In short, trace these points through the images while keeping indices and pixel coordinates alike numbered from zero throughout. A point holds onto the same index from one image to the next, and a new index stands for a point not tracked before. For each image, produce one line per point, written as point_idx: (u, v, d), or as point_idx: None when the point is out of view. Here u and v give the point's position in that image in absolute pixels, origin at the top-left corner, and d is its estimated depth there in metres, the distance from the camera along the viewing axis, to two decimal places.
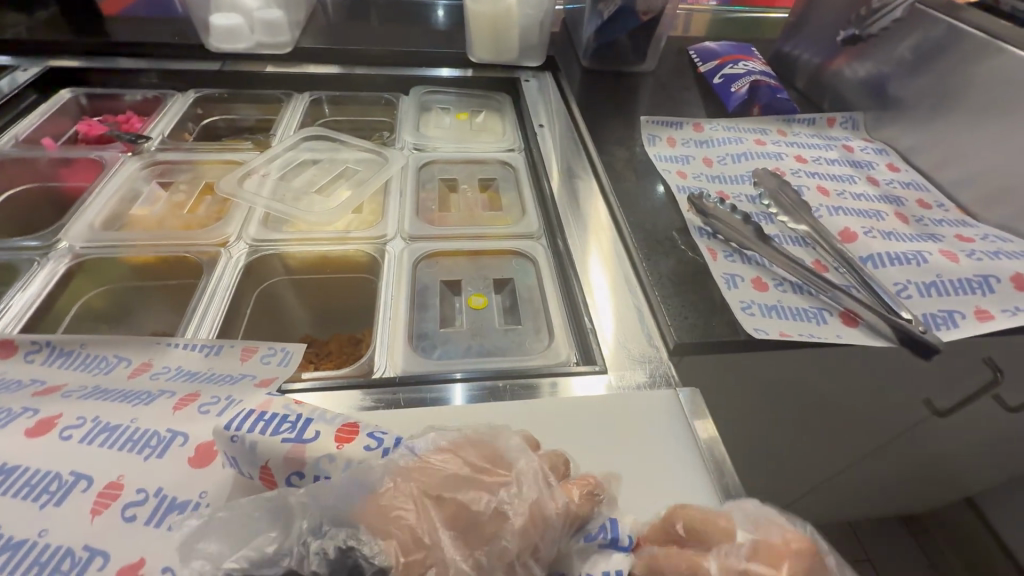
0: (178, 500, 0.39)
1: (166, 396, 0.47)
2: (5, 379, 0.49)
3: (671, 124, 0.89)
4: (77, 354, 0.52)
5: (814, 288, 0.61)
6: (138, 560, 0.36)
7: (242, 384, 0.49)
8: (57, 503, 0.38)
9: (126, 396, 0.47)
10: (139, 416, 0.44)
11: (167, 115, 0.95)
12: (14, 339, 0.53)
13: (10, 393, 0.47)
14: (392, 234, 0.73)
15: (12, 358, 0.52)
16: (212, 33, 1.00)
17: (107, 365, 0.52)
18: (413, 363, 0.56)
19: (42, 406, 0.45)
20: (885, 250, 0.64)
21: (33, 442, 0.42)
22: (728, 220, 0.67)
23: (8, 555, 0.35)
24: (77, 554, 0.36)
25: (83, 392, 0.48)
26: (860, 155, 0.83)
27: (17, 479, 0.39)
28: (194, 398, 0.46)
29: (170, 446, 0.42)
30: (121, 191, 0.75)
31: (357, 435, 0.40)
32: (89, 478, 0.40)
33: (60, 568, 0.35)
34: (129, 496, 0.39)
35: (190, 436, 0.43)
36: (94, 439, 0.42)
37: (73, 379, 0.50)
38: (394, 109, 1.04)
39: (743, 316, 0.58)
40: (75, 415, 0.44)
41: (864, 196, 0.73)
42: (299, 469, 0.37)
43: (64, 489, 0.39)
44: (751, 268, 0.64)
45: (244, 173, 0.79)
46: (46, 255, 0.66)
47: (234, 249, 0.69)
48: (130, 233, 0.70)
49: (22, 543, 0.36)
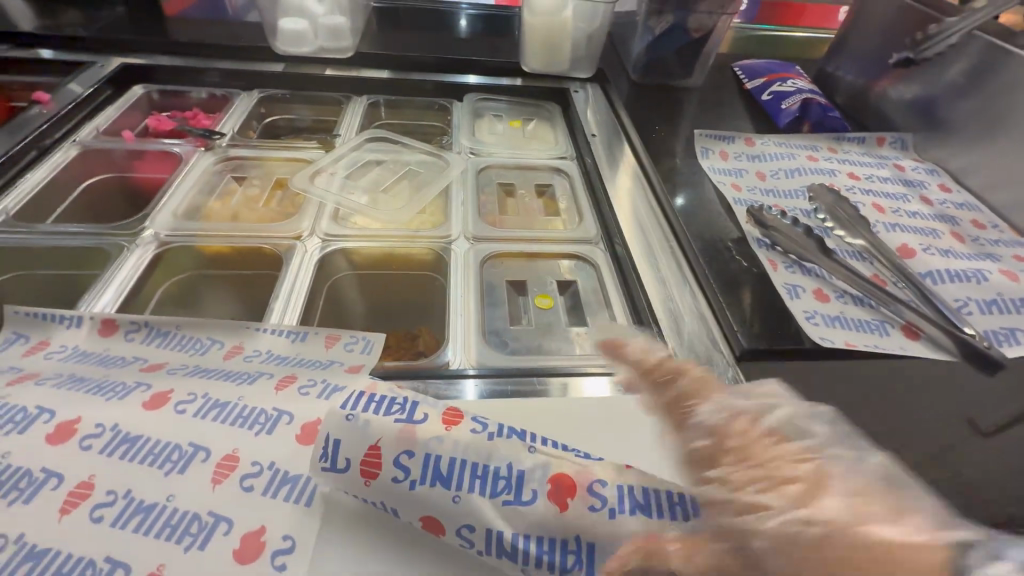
0: (290, 474, 0.42)
1: (265, 377, 0.49)
2: (111, 356, 0.52)
3: (722, 137, 0.91)
4: (174, 335, 0.54)
5: (875, 300, 0.63)
6: (259, 528, 0.38)
7: (335, 368, 0.51)
8: (180, 471, 0.41)
9: (228, 375, 0.50)
10: (245, 394, 0.47)
11: (233, 113, 0.99)
12: (116, 318, 0.55)
13: (119, 368, 0.50)
14: (457, 234, 0.76)
15: (114, 336, 0.54)
16: (281, 37, 1.06)
17: (202, 346, 0.54)
18: (488, 357, 0.58)
19: (154, 382, 0.48)
20: (944, 267, 0.66)
21: (151, 414, 0.45)
22: (788, 233, 0.69)
23: (142, 515, 0.38)
24: (203, 518, 0.38)
25: (186, 370, 0.50)
26: (912, 175, 0.84)
27: (142, 447, 0.42)
28: (293, 380, 0.49)
29: (279, 423, 0.45)
30: (199, 184, 0.79)
31: (461, 419, 0.44)
32: (207, 450, 0.42)
33: (189, 530, 0.38)
34: (245, 468, 0.42)
35: (296, 415, 0.46)
36: (207, 414, 0.45)
37: (173, 358, 0.52)
38: (448, 114, 1.07)
39: (807, 325, 0.60)
40: (186, 391, 0.47)
41: (919, 215, 0.75)
42: (410, 447, 0.41)
43: (185, 459, 0.42)
44: (812, 279, 0.66)
45: (313, 171, 0.83)
46: (133, 242, 0.69)
47: (308, 242, 0.72)
48: (209, 223, 0.73)
49: (153, 507, 0.39)
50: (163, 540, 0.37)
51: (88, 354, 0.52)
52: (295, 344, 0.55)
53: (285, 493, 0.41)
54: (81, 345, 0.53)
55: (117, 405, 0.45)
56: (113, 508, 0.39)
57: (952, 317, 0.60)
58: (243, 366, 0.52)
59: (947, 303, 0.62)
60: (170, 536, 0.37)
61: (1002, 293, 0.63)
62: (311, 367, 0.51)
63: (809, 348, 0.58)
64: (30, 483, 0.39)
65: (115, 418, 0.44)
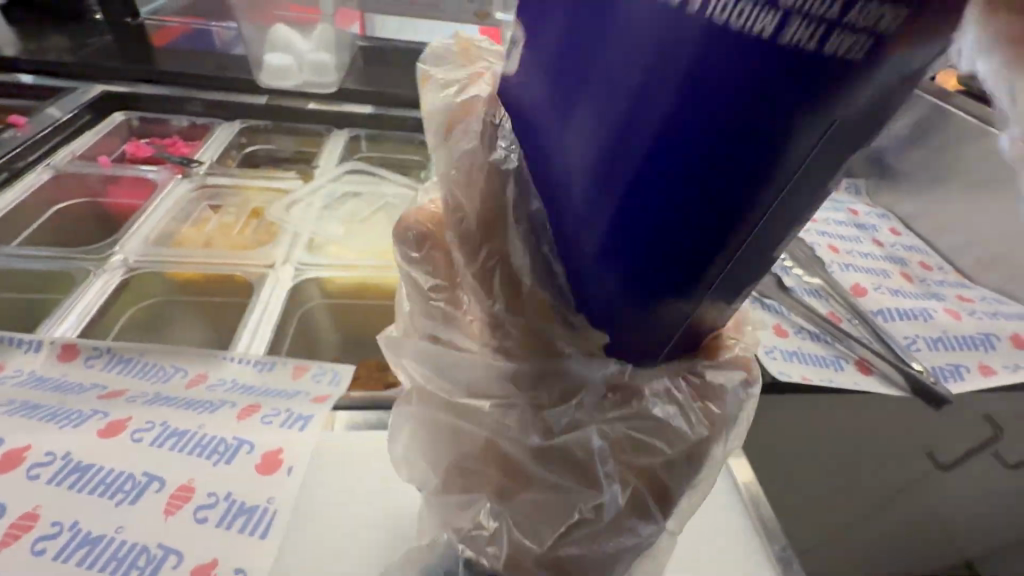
0: (246, 505, 0.41)
1: (229, 406, 0.49)
2: (67, 382, 0.51)
3: None
4: (136, 362, 0.54)
5: (831, 336, 0.66)
6: (211, 561, 0.37)
7: (300, 397, 0.51)
8: (132, 502, 0.40)
9: (190, 404, 0.49)
10: (205, 423, 0.46)
11: (214, 142, 1.00)
12: (77, 342, 0.54)
13: (75, 395, 0.49)
14: None
15: (73, 361, 0.53)
16: (265, 70, 1.09)
17: (165, 374, 0.53)
18: None
19: (111, 409, 0.47)
20: (894, 306, 0.70)
21: (104, 442, 0.43)
22: None
23: (86, 549, 0.37)
24: (152, 551, 0.37)
25: (146, 397, 0.49)
26: (865, 219, 0.90)
27: (92, 477, 0.41)
28: (255, 409, 0.48)
29: (239, 452, 0.44)
30: (173, 211, 0.79)
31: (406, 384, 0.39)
32: (161, 480, 0.42)
33: (136, 564, 0.37)
34: (200, 499, 0.41)
35: (256, 444, 0.45)
36: (165, 442, 0.44)
37: (133, 385, 0.51)
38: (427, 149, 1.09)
39: (767, 359, 0.62)
40: (144, 419, 0.46)
41: (871, 255, 0.80)
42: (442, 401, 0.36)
43: (138, 489, 0.41)
44: (771, 315, 0.68)
45: (290, 201, 0.84)
46: (101, 267, 0.68)
47: (281, 271, 0.72)
48: (180, 250, 0.73)
49: (100, 539, 0.38)
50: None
51: (44, 380, 0.51)
52: (260, 374, 0.54)
53: (238, 525, 0.40)
54: (38, 370, 0.52)
55: (70, 433, 0.44)
56: (56, 540, 0.37)
57: (900, 354, 0.63)
58: (205, 395, 0.51)
59: (895, 339, 0.65)
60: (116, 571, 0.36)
61: (947, 331, 0.67)
62: (274, 396, 0.51)
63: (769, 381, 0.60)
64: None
65: (66, 446, 0.43)
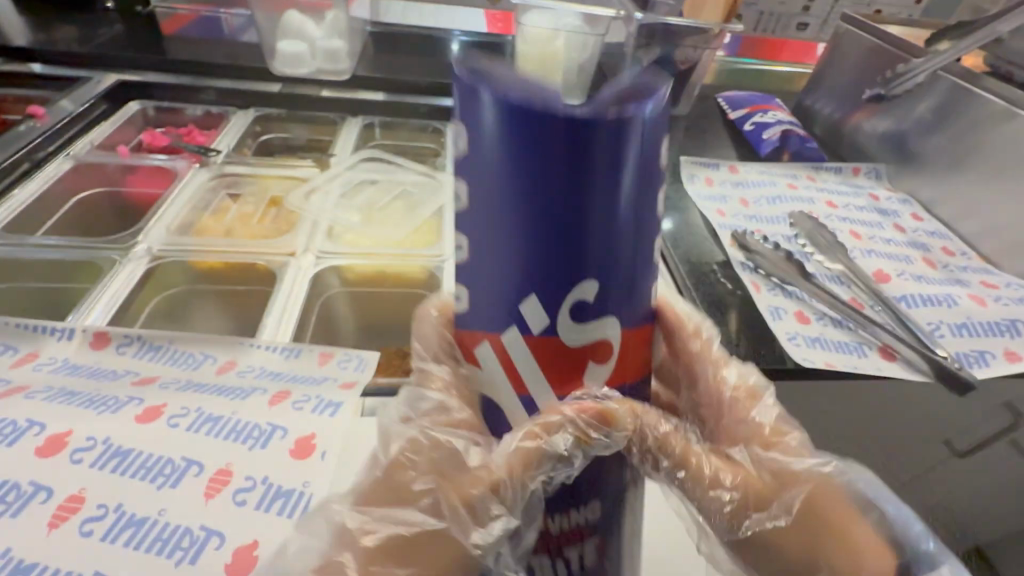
0: (283, 488, 0.42)
1: (260, 392, 0.50)
2: (102, 369, 0.52)
3: (708, 163, 0.95)
4: (167, 349, 0.55)
5: (854, 323, 0.65)
6: (252, 542, 0.38)
7: (329, 385, 0.51)
8: (172, 485, 0.41)
9: (223, 390, 0.50)
10: (239, 408, 0.47)
11: (229, 131, 1.00)
12: (108, 330, 0.55)
13: (110, 382, 0.50)
14: (449, 254, 0.77)
15: (105, 349, 0.54)
16: (279, 58, 1.08)
17: (195, 361, 0.54)
18: None
19: (146, 395, 0.48)
20: (917, 291, 0.70)
21: (142, 428, 0.44)
22: (770, 257, 0.72)
23: (132, 530, 0.38)
24: (195, 532, 0.38)
25: (179, 384, 0.50)
26: (886, 204, 0.89)
27: (133, 461, 0.42)
28: (286, 395, 0.49)
29: (273, 437, 0.45)
30: (193, 200, 0.80)
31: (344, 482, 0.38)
32: (200, 464, 0.42)
33: (180, 545, 0.38)
34: (238, 482, 0.42)
35: (290, 430, 0.46)
36: (200, 428, 0.45)
37: (165, 371, 0.52)
38: (441, 136, 1.09)
39: (790, 346, 0.62)
40: (179, 404, 0.47)
41: (893, 241, 0.79)
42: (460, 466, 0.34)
43: (177, 473, 0.42)
44: (793, 301, 0.68)
45: (308, 189, 0.84)
46: (126, 256, 0.69)
47: (302, 260, 0.73)
48: (203, 239, 0.73)
49: (144, 521, 0.39)
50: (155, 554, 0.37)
51: (77, 368, 0.52)
52: (289, 362, 0.55)
53: (277, 507, 0.40)
54: (71, 358, 0.53)
55: (110, 418, 0.45)
56: (103, 521, 0.39)
57: (924, 340, 0.62)
58: (237, 382, 0.52)
59: (916, 324, 0.65)
60: (163, 551, 0.37)
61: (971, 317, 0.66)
62: (305, 384, 0.51)
63: (792, 368, 0.60)
64: (18, 497, 0.39)
65: (106, 432, 0.44)
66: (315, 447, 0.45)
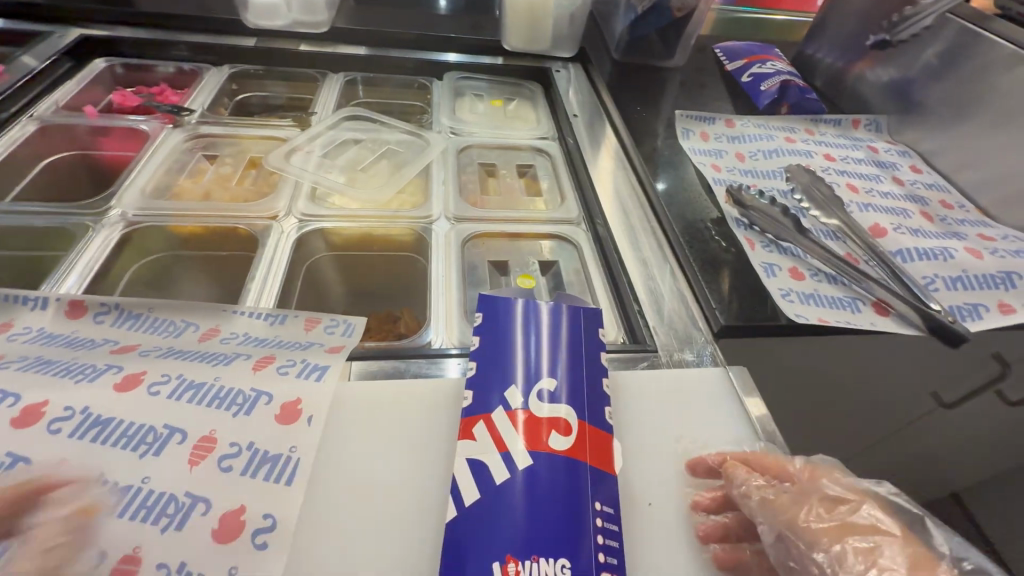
0: (270, 453, 0.41)
1: (243, 358, 0.48)
2: (79, 339, 0.50)
3: (705, 117, 0.91)
4: (146, 318, 0.53)
5: (848, 279, 0.65)
6: (239, 507, 0.38)
7: (314, 350, 0.50)
8: (156, 453, 0.40)
9: (204, 357, 0.49)
10: (222, 375, 0.46)
11: (203, 89, 0.95)
12: (83, 300, 0.54)
13: (88, 351, 0.49)
14: (437, 215, 0.75)
15: (82, 319, 0.52)
16: (252, 9, 1.02)
17: (175, 329, 0.52)
18: (467, 334, 0.59)
19: (126, 364, 0.46)
20: (913, 245, 0.68)
21: (123, 396, 0.43)
22: (765, 213, 0.70)
23: (116, 498, 0.38)
24: (180, 499, 0.38)
25: (159, 352, 0.49)
26: (885, 156, 0.86)
27: (114, 430, 0.41)
28: (270, 361, 0.48)
29: (258, 403, 0.44)
30: (168, 162, 0.76)
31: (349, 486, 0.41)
32: (183, 431, 0.42)
33: (166, 511, 0.37)
34: (223, 448, 0.41)
35: (275, 397, 0.45)
36: (182, 395, 0.44)
37: (145, 340, 0.51)
38: (427, 93, 1.04)
39: (783, 302, 0.61)
40: (160, 372, 0.46)
41: (891, 195, 0.77)
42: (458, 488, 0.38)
43: (160, 441, 0.41)
44: (787, 258, 0.67)
45: (289, 149, 0.81)
46: (99, 222, 0.66)
47: (285, 223, 0.70)
48: (180, 203, 0.70)
49: (128, 489, 0.38)
50: (141, 521, 0.36)
51: (52, 337, 0.50)
52: (274, 328, 0.53)
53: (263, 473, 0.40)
54: (45, 327, 0.51)
55: (88, 387, 0.44)
56: (85, 490, 0.38)
57: (916, 294, 0.62)
58: (219, 348, 0.50)
59: (910, 278, 0.64)
60: (149, 517, 0.37)
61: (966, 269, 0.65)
62: (290, 350, 0.50)
63: (785, 324, 0.60)
64: None
65: (84, 401, 0.43)
66: (301, 412, 0.44)
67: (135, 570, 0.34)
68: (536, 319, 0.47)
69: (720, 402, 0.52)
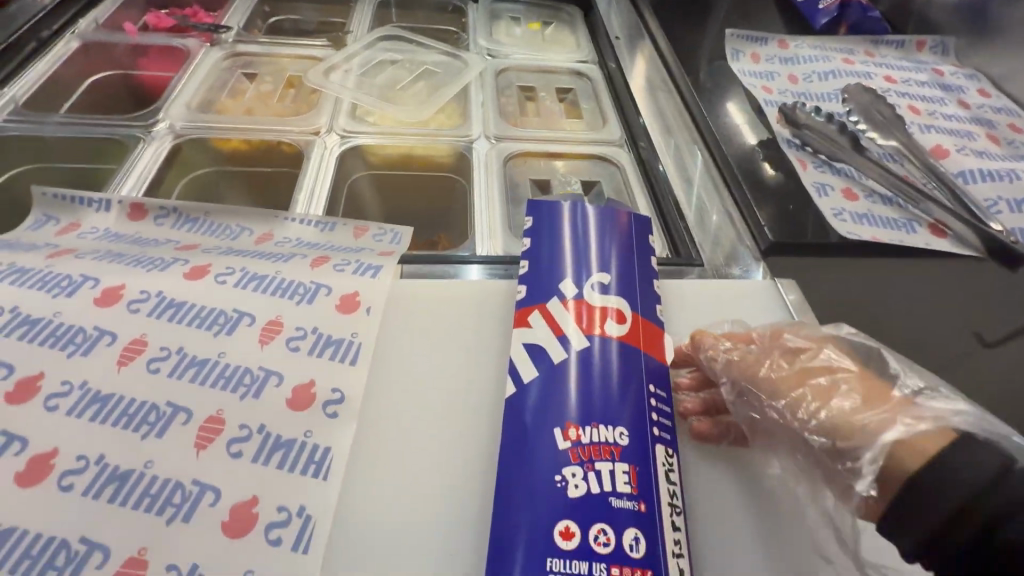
0: (334, 337, 0.44)
1: (300, 257, 0.50)
2: (144, 238, 0.52)
3: (756, 38, 0.86)
4: (203, 221, 0.55)
5: (905, 199, 0.62)
6: (309, 381, 0.41)
7: (365, 253, 0.52)
8: (229, 333, 0.43)
9: (261, 254, 0.50)
10: (282, 269, 0.48)
11: (237, 9, 0.93)
12: (143, 202, 0.55)
13: (153, 247, 0.51)
14: (477, 135, 0.74)
15: (144, 220, 0.54)
16: None
17: (233, 233, 0.54)
18: (512, 246, 0.59)
19: (191, 257, 0.49)
20: (977, 167, 0.65)
21: (193, 283, 0.46)
22: (820, 132, 0.67)
23: (196, 369, 0.41)
24: (255, 372, 0.41)
25: (220, 250, 0.51)
26: (951, 79, 0.81)
27: (188, 312, 0.44)
28: (326, 260, 0.50)
29: (319, 294, 0.46)
30: (209, 79, 0.76)
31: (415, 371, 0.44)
32: (252, 316, 0.44)
33: (243, 381, 0.40)
34: (289, 331, 0.44)
35: (331, 292, 0.46)
36: (248, 285, 0.46)
37: (205, 240, 0.53)
38: (462, 16, 1.00)
39: (835, 222, 0.60)
40: (224, 265, 0.48)
41: (955, 117, 0.72)
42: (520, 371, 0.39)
43: (232, 323, 0.44)
44: (840, 178, 0.65)
45: (327, 68, 0.79)
46: (149, 134, 0.67)
47: (327, 139, 0.71)
48: (225, 118, 0.71)
49: (207, 362, 0.41)
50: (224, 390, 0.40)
51: (122, 235, 0.52)
52: (324, 232, 0.55)
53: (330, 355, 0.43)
54: (110, 227, 0.53)
55: (159, 276, 0.46)
56: (168, 361, 0.41)
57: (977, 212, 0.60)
58: (276, 249, 0.52)
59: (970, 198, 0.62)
60: (228, 387, 0.40)
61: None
62: (342, 252, 0.51)
63: (836, 242, 0.58)
64: (86, 339, 0.41)
65: (158, 287, 0.45)
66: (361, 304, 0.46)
67: (218, 429, 0.38)
68: (584, 218, 0.48)
69: (765, 310, 0.52)
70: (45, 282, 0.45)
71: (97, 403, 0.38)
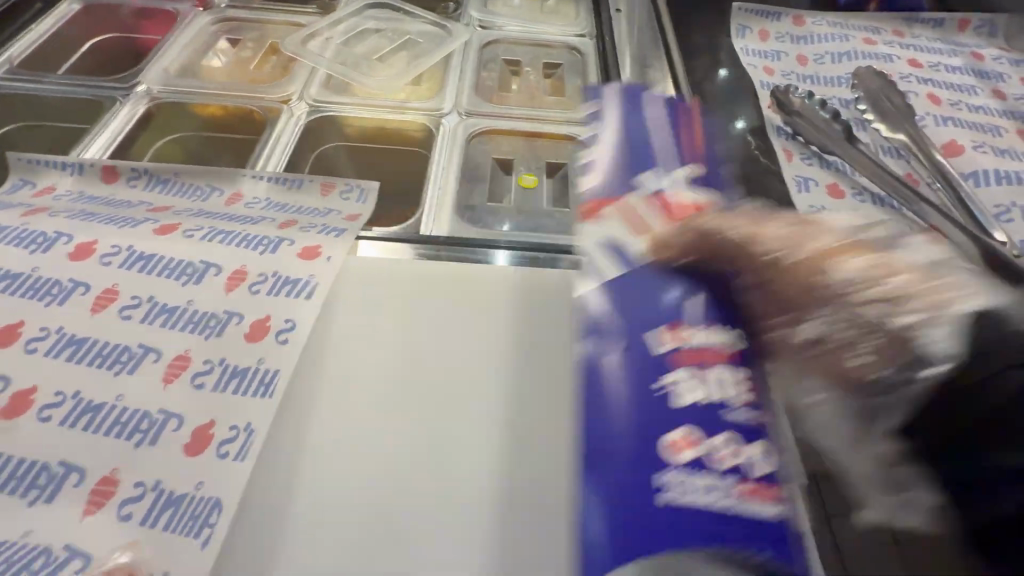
0: (292, 278, 0.47)
1: (267, 220, 0.51)
2: (118, 201, 0.54)
3: (768, 12, 0.78)
4: (174, 182, 0.56)
5: (899, 201, 0.56)
6: (266, 317, 0.44)
7: (330, 216, 0.52)
8: (196, 282, 0.46)
9: (231, 216, 0.52)
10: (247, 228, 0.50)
11: None
12: (119, 166, 0.57)
13: (126, 210, 0.52)
14: (449, 109, 0.72)
15: (118, 183, 0.56)
16: None
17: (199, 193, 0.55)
18: (457, 229, 0.57)
19: (161, 217, 0.51)
20: (994, 168, 0.57)
21: (164, 239, 0.48)
22: (812, 120, 0.61)
23: (164, 315, 0.44)
24: (219, 315, 0.44)
25: (189, 212, 0.52)
26: (991, 66, 0.70)
27: (157, 262, 0.47)
28: (290, 222, 0.51)
29: (281, 244, 0.48)
30: (194, 44, 0.77)
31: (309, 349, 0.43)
32: (217, 266, 0.47)
33: (209, 324, 0.44)
34: (252, 279, 0.46)
35: (290, 256, 0.48)
36: (213, 239, 0.48)
37: (176, 202, 0.54)
38: None
39: (809, 220, 0.54)
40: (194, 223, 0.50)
41: (984, 109, 0.63)
42: None
43: (199, 272, 0.46)
44: (827, 173, 0.59)
45: (308, 34, 0.78)
46: (126, 96, 0.69)
47: (295, 107, 0.70)
48: (201, 83, 0.72)
49: (175, 308, 0.44)
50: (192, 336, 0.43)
51: (89, 198, 0.54)
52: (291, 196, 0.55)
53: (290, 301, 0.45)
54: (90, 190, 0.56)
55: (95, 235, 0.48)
56: (139, 309, 0.44)
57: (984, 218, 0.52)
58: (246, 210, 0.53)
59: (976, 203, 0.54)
60: (194, 330, 0.43)
61: None
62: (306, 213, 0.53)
63: None
64: (60, 290, 0.44)
65: (128, 242, 0.48)
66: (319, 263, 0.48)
67: (183, 365, 0.41)
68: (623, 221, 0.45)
69: None
70: (28, 242, 0.47)
71: (73, 345, 0.42)
